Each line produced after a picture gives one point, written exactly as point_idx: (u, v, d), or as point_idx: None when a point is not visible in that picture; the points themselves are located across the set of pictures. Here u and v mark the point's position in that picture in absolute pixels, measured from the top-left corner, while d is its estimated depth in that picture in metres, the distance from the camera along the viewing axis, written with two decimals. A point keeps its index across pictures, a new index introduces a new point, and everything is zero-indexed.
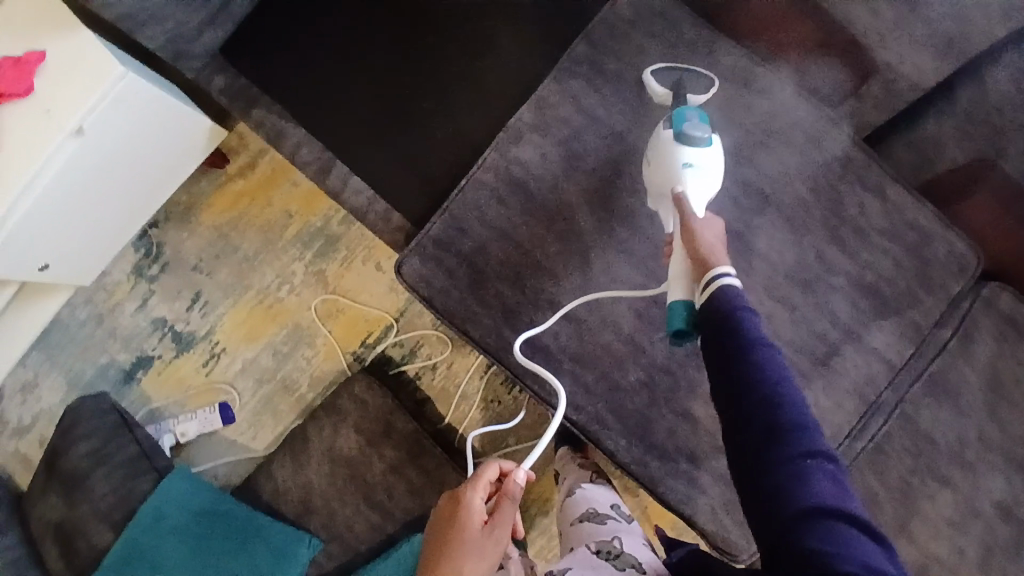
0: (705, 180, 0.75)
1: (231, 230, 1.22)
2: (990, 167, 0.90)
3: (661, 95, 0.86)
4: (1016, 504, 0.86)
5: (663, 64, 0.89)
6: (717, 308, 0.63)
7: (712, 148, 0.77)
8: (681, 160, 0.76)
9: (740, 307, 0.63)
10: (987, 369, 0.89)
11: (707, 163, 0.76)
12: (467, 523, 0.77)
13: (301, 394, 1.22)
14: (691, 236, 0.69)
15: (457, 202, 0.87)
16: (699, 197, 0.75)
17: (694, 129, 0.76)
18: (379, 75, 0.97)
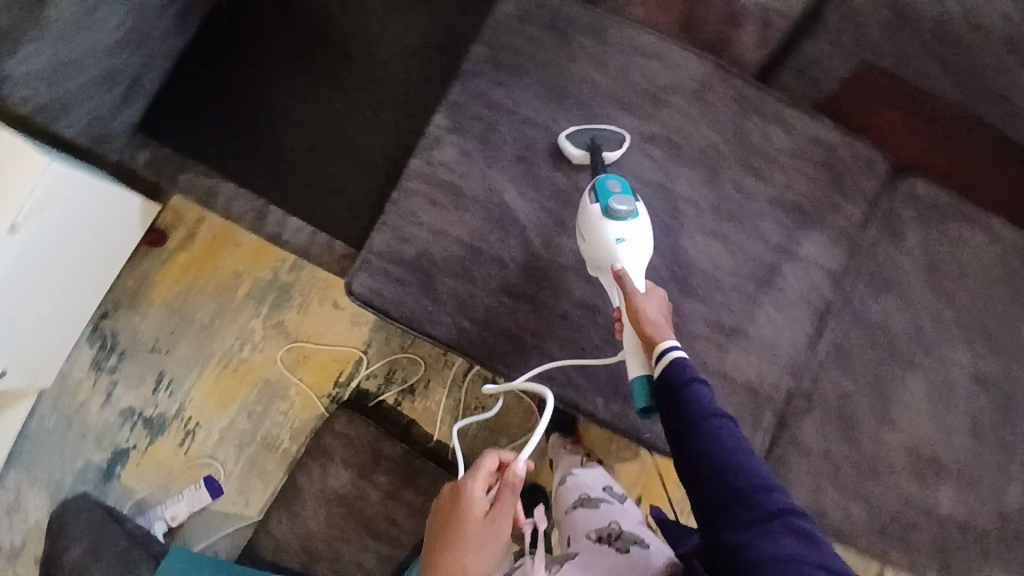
0: (639, 252, 0.79)
1: (184, 302, 1.23)
2: (882, 81, 0.87)
3: (578, 158, 0.87)
4: (982, 370, 0.89)
5: (575, 126, 0.88)
6: (669, 383, 0.71)
7: (638, 219, 0.80)
8: (613, 238, 0.79)
9: (687, 380, 0.70)
10: (920, 253, 0.90)
11: (636, 236, 0.80)
12: (468, 515, 0.71)
13: (284, 448, 1.21)
14: (637, 314, 0.75)
15: (392, 214, 0.89)
16: (636, 267, 0.80)
17: (618, 203, 0.80)
18: (295, 117, 1.01)
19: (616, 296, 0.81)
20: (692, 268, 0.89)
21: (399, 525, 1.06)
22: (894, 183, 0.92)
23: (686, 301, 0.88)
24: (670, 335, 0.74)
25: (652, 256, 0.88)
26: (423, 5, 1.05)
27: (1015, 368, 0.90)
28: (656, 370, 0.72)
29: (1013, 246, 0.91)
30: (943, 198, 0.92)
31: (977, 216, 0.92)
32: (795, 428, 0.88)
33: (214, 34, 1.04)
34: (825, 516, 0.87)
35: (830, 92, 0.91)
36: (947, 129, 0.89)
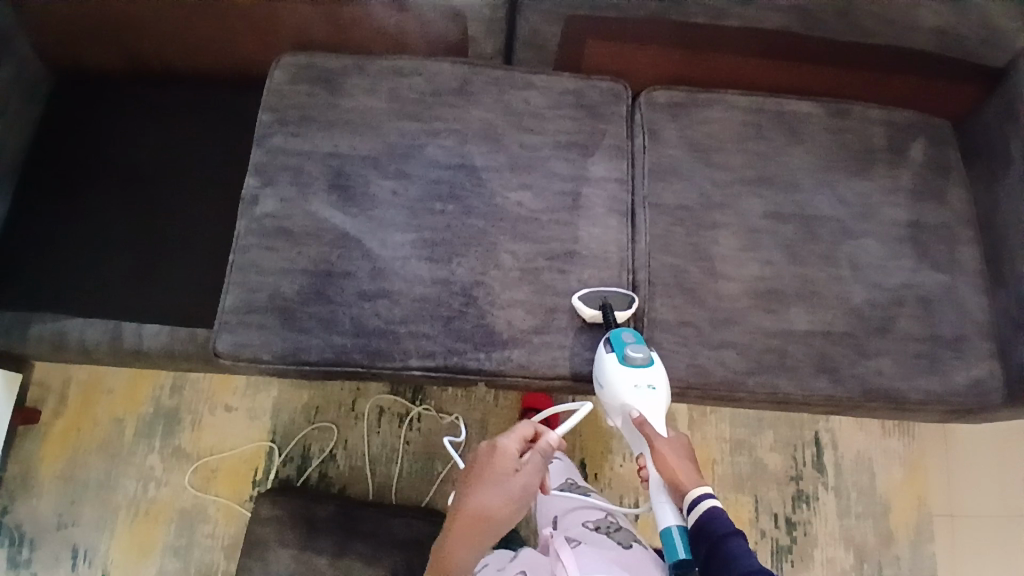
0: (657, 402, 0.87)
1: (74, 468, 1.20)
2: (595, 32, 1.06)
3: (591, 318, 0.93)
4: (776, 207, 1.04)
5: (586, 289, 0.95)
6: (706, 533, 0.79)
7: (654, 367, 0.89)
8: (633, 386, 0.87)
9: (726, 531, 0.77)
10: (682, 140, 1.07)
11: (654, 384, 0.88)
12: (499, 462, 0.86)
13: (222, 568, 1.17)
14: (667, 462, 0.84)
15: (236, 271, 0.95)
16: (655, 415, 0.87)
17: (634, 352, 0.88)
18: (122, 238, 1.08)
19: (640, 443, 0.89)
20: (512, 218, 1.00)
21: None
22: (637, 100, 1.11)
23: (519, 246, 0.99)
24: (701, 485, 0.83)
25: (478, 221, 1.00)
26: (207, 101, 1.16)
27: (798, 194, 1.05)
28: (691, 517, 0.81)
29: (752, 108, 1.10)
30: (684, 95, 1.10)
31: (716, 97, 1.10)
32: (652, 312, 0.97)
33: (26, 193, 1.10)
34: (709, 374, 0.94)
35: (560, 52, 1.10)
36: (660, 49, 1.08)
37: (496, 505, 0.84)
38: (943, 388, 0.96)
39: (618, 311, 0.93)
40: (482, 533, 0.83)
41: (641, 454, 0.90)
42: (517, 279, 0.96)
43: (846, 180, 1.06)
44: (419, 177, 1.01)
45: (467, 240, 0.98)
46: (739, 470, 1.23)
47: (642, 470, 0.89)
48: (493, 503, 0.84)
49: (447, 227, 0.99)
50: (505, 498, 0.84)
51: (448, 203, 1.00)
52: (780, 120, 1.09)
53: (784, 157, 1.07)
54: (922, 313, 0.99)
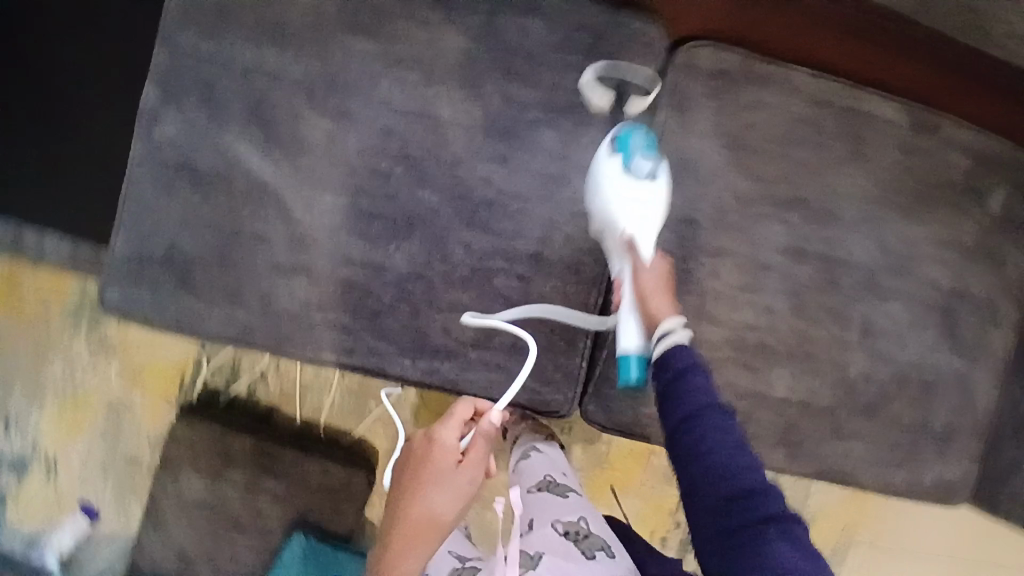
0: (650, 220, 0.77)
1: (2, 340, 1.15)
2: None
3: (598, 106, 0.81)
4: (801, 242, 0.85)
5: (606, 61, 0.80)
6: (664, 363, 0.67)
7: (657, 185, 0.77)
8: (620, 202, 0.76)
9: (684, 368, 0.66)
10: (712, 127, 0.84)
11: (647, 202, 0.77)
12: (437, 459, 0.80)
13: (147, 461, 1.17)
14: (642, 285, 0.75)
15: (127, 210, 0.78)
16: (644, 236, 0.77)
17: (640, 161, 0.76)
18: (5, 115, 0.87)
19: (617, 262, 0.78)
20: (474, 199, 0.80)
21: (267, 517, 1.06)
22: (672, 56, 0.85)
23: (476, 237, 0.81)
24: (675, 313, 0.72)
25: (431, 195, 0.80)
26: None
27: (832, 229, 0.85)
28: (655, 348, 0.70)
29: (815, 97, 0.85)
30: (733, 62, 0.85)
31: (773, 74, 0.85)
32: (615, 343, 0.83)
33: None
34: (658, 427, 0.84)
35: None
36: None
37: (442, 506, 0.78)
38: (905, 481, 0.88)
39: (634, 97, 0.81)
40: (432, 539, 0.77)
41: (614, 274, 0.79)
42: (464, 280, 0.80)
43: (894, 223, 0.86)
44: (364, 122, 0.79)
45: (414, 218, 0.80)
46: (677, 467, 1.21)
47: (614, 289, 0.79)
48: (439, 506, 0.78)
49: (391, 197, 0.80)
50: (451, 497, 0.78)
51: (397, 165, 0.80)
52: (842, 124, 0.86)
53: (832, 177, 0.85)
54: (918, 399, 0.87)
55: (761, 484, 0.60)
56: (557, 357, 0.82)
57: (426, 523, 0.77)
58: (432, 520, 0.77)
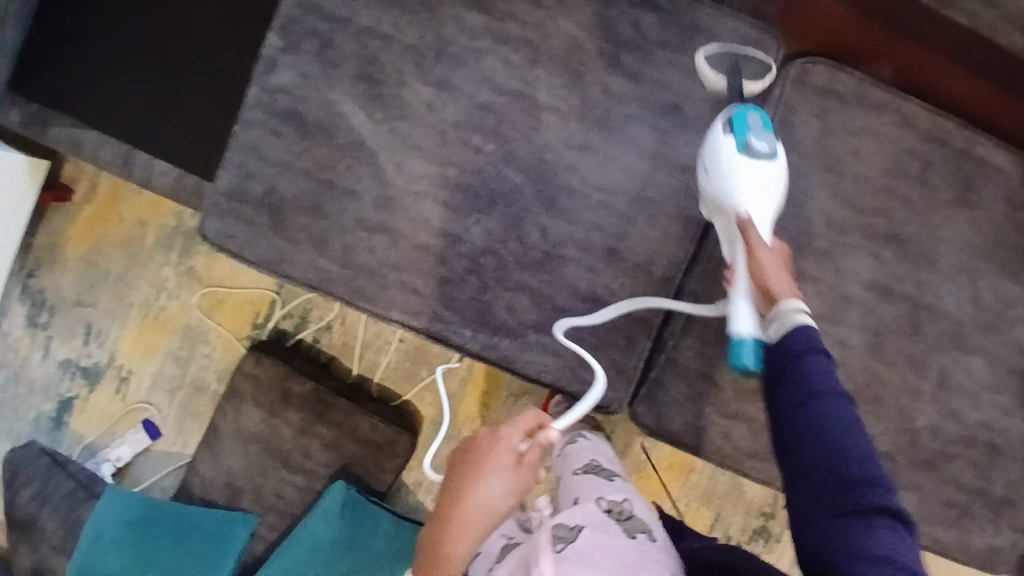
0: (770, 200, 0.72)
1: (97, 255, 1.25)
2: None
3: (712, 85, 0.80)
4: (890, 281, 0.81)
5: (716, 44, 0.79)
6: (783, 346, 0.66)
7: (776, 163, 0.72)
8: (747, 175, 0.71)
9: (805, 351, 0.65)
10: (816, 147, 0.81)
11: (775, 179, 0.72)
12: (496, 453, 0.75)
13: (213, 390, 1.26)
14: (764, 262, 0.70)
15: (234, 148, 0.83)
16: (761, 217, 0.72)
17: (757, 142, 0.71)
18: (140, 50, 0.96)
19: (731, 247, 0.74)
20: (558, 185, 0.81)
21: (314, 459, 1.10)
22: (787, 65, 0.82)
23: (554, 223, 0.81)
24: (797, 298, 0.68)
25: (517, 175, 0.81)
26: None
27: (926, 271, 0.81)
28: (775, 331, 0.67)
29: (930, 134, 0.81)
30: (849, 84, 0.81)
31: (887, 102, 0.81)
32: (674, 350, 0.83)
33: None
34: (704, 440, 0.83)
35: None
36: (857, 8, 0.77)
37: (497, 503, 0.74)
38: (955, 544, 0.84)
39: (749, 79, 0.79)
40: (481, 531, 0.74)
41: (727, 258, 0.75)
42: (536, 263, 0.82)
43: (991, 277, 0.82)
44: (464, 94, 0.81)
45: (497, 195, 0.81)
46: (714, 485, 1.20)
47: (727, 271, 0.74)
48: (494, 503, 0.74)
49: (477, 171, 0.81)
50: (507, 496, 0.74)
51: (488, 141, 0.81)
52: (952, 169, 0.81)
53: (936, 219, 0.81)
54: (985, 462, 0.83)
55: (877, 474, 0.60)
56: (615, 355, 0.82)
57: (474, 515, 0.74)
58: (485, 515, 0.74)
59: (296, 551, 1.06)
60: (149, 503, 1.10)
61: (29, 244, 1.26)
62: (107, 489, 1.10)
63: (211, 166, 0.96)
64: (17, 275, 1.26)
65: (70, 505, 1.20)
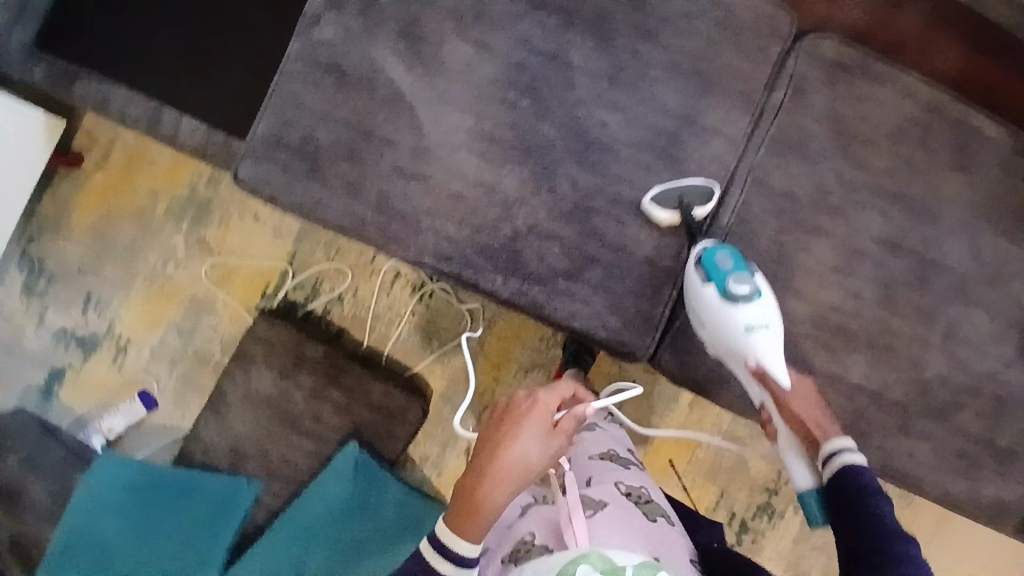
0: (772, 336, 0.79)
1: (105, 223, 1.24)
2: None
3: (667, 222, 0.85)
4: (897, 238, 0.87)
5: (659, 186, 0.85)
6: (845, 488, 0.68)
7: (762, 300, 0.79)
8: (745, 324, 0.79)
9: (870, 491, 0.67)
10: (826, 114, 0.88)
11: (768, 312, 0.79)
12: (539, 413, 0.77)
13: (217, 361, 1.24)
14: (794, 407, 0.78)
15: (274, 98, 0.86)
16: (772, 360, 0.79)
17: (737, 286, 0.79)
18: (179, 15, 0.99)
19: (755, 390, 0.82)
20: (589, 140, 0.85)
21: (324, 423, 1.09)
22: (797, 43, 0.89)
23: (585, 176, 0.85)
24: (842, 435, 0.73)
25: (550, 130, 0.85)
26: None
27: (928, 230, 0.87)
28: (827, 472, 0.71)
29: (929, 105, 0.88)
30: (854, 58, 0.88)
31: (889, 78, 0.88)
32: None
33: None
34: (726, 386, 0.87)
35: None
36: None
37: (532, 458, 0.75)
38: (964, 494, 0.87)
39: (698, 206, 0.84)
40: (511, 483, 0.73)
41: (756, 401, 0.82)
42: (567, 213, 0.85)
43: (988, 238, 0.88)
44: (501, 53, 0.85)
45: (531, 148, 0.85)
46: (721, 461, 1.22)
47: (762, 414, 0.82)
48: (527, 456, 0.75)
49: (512, 125, 0.85)
50: (542, 453, 0.75)
51: (523, 97, 0.85)
52: (948, 138, 0.88)
53: (936, 182, 0.88)
54: (989, 412, 0.87)
55: None
56: (640, 303, 0.85)
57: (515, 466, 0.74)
58: (518, 464, 0.74)
59: (306, 521, 1.04)
60: (148, 467, 1.07)
61: (34, 211, 1.25)
62: (102, 454, 1.08)
63: (242, 125, 0.97)
64: (18, 242, 1.25)
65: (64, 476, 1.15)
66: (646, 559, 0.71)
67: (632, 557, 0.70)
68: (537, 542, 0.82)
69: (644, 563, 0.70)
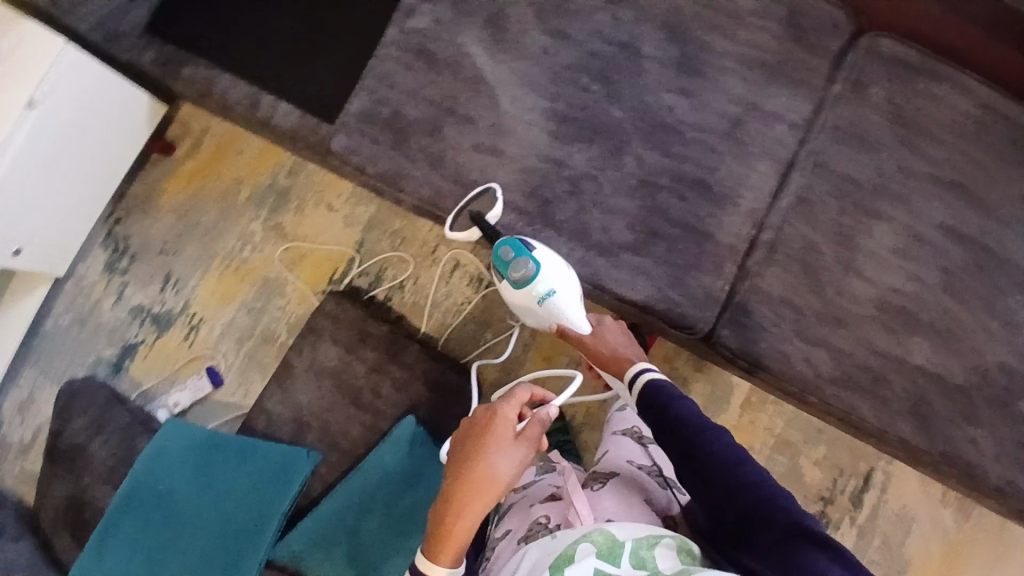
0: (565, 293, 0.88)
1: (189, 207, 1.34)
2: None
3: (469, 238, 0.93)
4: (959, 225, 0.88)
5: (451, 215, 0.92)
6: (649, 398, 0.85)
7: (547, 267, 0.87)
8: (536, 295, 0.89)
9: (671, 395, 0.83)
10: (886, 105, 0.91)
11: (554, 278, 0.87)
12: (499, 428, 0.75)
13: (281, 342, 1.30)
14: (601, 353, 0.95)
15: (370, 78, 0.95)
16: (573, 309, 0.90)
17: (517, 270, 0.88)
18: (285, 18, 1.12)
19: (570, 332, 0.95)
20: (656, 123, 0.91)
21: (384, 398, 1.15)
22: (856, 41, 0.93)
23: (650, 154, 0.90)
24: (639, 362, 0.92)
25: (620, 113, 0.91)
26: None
27: (991, 218, 0.88)
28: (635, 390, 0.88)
29: (992, 100, 0.90)
30: (914, 55, 0.92)
31: (951, 71, 0.91)
32: (759, 277, 0.89)
33: None
34: (787, 364, 0.87)
35: None
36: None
37: (500, 472, 0.73)
38: None
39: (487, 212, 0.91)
40: (484, 501, 0.72)
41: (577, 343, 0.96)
42: (633, 189, 0.90)
43: None
44: (577, 43, 0.93)
45: (601, 128, 0.91)
46: (772, 467, 1.19)
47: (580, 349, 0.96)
48: (496, 470, 0.73)
49: (584, 107, 0.92)
50: (511, 467, 0.73)
51: (595, 82, 0.92)
52: (1009, 128, 0.89)
53: (1001, 172, 0.89)
54: None
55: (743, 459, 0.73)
56: (703, 277, 0.88)
57: (484, 485, 0.72)
58: (489, 482, 0.72)
59: (346, 491, 1.07)
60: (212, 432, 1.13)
61: (123, 193, 1.36)
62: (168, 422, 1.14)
63: (330, 109, 1.05)
64: (105, 220, 1.36)
65: (126, 438, 1.20)
66: (647, 533, 0.71)
67: (633, 533, 0.71)
68: (551, 523, 0.81)
69: (643, 537, 0.71)
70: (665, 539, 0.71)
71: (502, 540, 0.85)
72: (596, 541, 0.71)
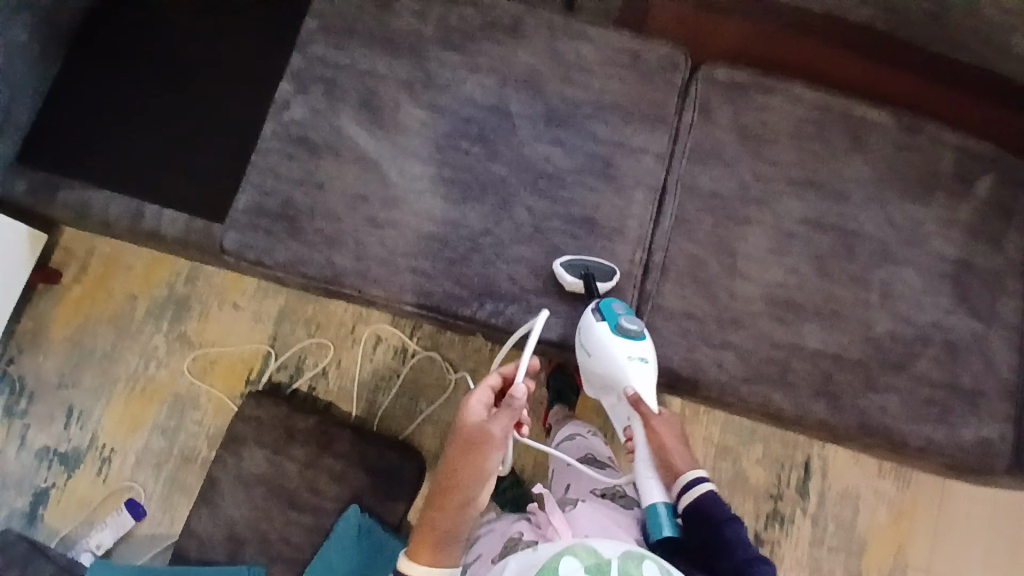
0: (650, 373, 0.88)
1: (82, 334, 1.26)
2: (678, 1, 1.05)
3: (571, 288, 0.91)
4: (820, 216, 0.98)
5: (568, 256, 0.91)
6: (705, 512, 0.82)
7: (646, 340, 0.88)
8: (626, 357, 0.86)
9: (725, 518, 0.81)
10: (733, 123, 1.01)
11: (650, 352, 0.88)
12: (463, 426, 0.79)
13: (203, 457, 1.21)
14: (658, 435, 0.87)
15: (253, 173, 0.95)
16: (647, 390, 0.88)
17: (628, 325, 0.86)
18: (155, 123, 1.09)
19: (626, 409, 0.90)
20: (538, 173, 0.96)
21: (321, 493, 1.14)
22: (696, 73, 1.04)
23: (538, 202, 0.95)
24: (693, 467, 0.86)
25: (501, 169, 0.96)
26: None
27: (844, 205, 0.98)
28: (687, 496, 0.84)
29: (822, 105, 1.02)
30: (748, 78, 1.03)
31: (781, 84, 1.03)
32: (658, 296, 0.94)
33: (79, 62, 1.10)
34: (703, 372, 0.92)
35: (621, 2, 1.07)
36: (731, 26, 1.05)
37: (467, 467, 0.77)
38: (945, 441, 0.92)
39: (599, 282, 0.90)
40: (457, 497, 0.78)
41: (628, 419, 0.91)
42: (528, 236, 0.94)
43: (899, 203, 0.99)
44: (450, 111, 0.98)
45: (486, 186, 0.95)
46: (719, 475, 1.22)
47: (627, 438, 0.91)
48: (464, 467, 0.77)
49: (468, 169, 0.96)
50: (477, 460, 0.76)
51: (474, 144, 0.97)
52: (842, 125, 1.01)
53: (843, 164, 1.00)
54: (944, 356, 0.94)
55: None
56: None
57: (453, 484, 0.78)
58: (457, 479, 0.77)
59: None
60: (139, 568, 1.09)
61: (11, 330, 1.26)
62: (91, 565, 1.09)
63: (220, 211, 1.04)
64: None
65: None
66: (630, 550, 0.72)
67: (617, 550, 0.72)
68: (526, 538, 0.84)
69: (629, 555, 0.72)
70: (649, 559, 0.72)
71: (475, 562, 0.87)
72: (582, 556, 0.70)
